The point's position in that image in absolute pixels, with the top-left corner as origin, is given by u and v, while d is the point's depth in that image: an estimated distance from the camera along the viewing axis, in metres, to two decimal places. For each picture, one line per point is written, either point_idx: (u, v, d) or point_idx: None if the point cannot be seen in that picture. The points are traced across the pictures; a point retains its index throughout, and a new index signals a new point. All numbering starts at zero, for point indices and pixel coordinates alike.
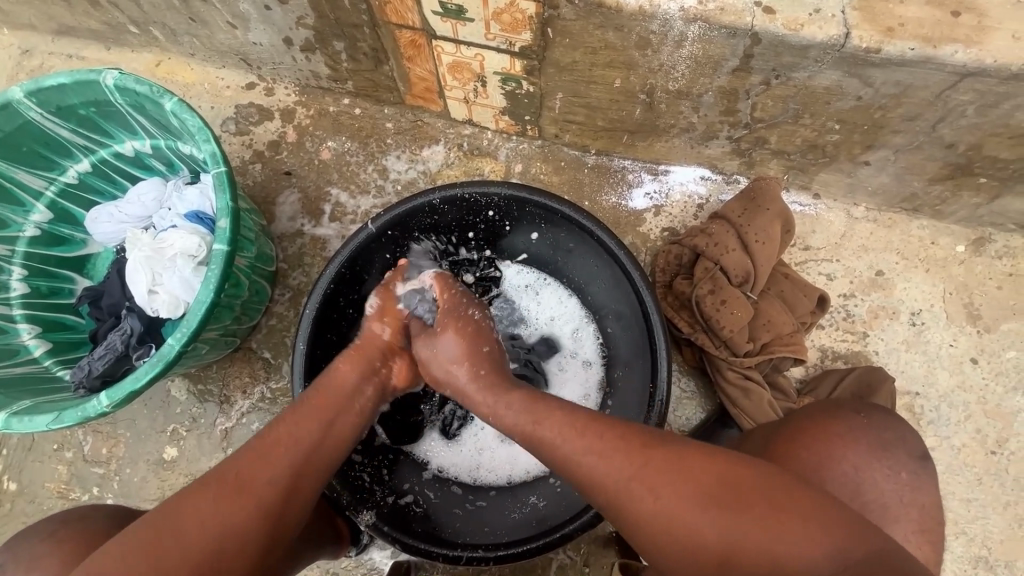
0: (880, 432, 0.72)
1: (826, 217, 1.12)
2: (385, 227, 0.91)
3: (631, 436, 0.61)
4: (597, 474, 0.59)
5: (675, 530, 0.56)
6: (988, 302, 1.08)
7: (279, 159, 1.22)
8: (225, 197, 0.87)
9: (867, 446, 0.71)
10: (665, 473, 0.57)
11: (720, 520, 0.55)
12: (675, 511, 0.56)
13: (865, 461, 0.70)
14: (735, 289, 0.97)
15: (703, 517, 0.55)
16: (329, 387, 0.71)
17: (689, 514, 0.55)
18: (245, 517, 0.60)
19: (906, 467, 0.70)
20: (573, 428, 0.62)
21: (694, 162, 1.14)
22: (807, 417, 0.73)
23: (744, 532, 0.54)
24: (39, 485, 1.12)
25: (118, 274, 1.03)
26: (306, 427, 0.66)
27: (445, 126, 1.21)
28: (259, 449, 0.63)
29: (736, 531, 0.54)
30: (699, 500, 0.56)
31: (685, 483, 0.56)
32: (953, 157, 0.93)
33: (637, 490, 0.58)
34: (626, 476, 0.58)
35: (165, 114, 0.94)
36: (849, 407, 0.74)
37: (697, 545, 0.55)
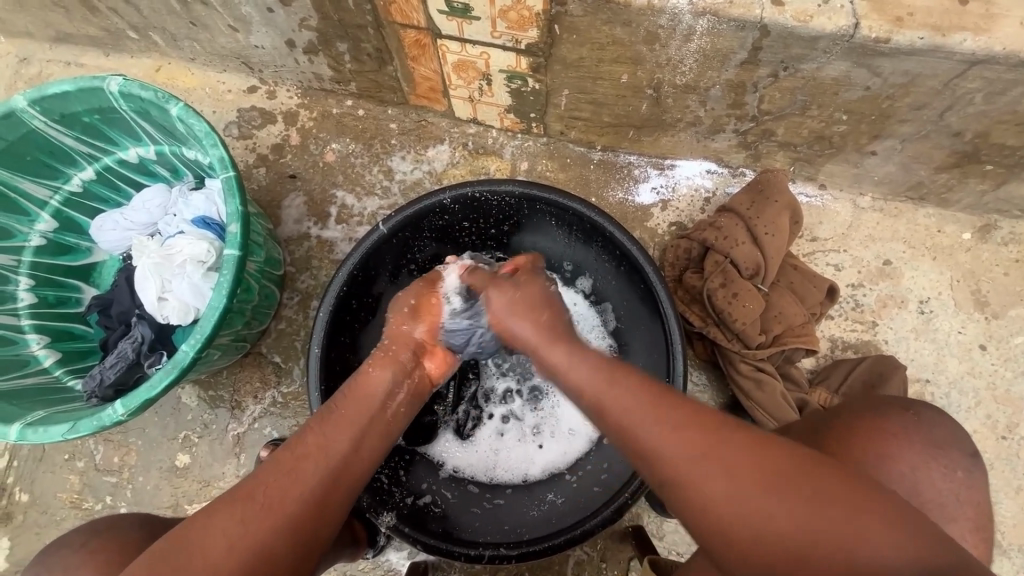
0: (931, 429, 0.71)
1: (833, 207, 1.12)
2: (396, 228, 0.90)
3: (699, 420, 0.59)
4: (657, 447, 0.58)
5: (742, 522, 0.53)
6: (995, 289, 1.08)
7: (283, 162, 1.21)
8: (235, 202, 0.87)
9: (922, 444, 0.70)
10: (732, 452, 0.55)
11: (780, 504, 0.52)
12: (739, 498, 0.53)
13: (920, 462, 0.69)
14: (746, 282, 0.97)
15: (761, 501, 0.52)
16: (363, 388, 0.71)
17: (757, 501, 0.53)
18: (282, 520, 0.58)
19: (961, 466, 0.70)
20: (641, 403, 0.61)
21: (700, 155, 1.14)
22: (857, 418, 0.72)
23: (805, 519, 0.50)
24: (51, 496, 1.12)
25: (126, 282, 1.02)
26: (339, 434, 0.66)
27: (449, 125, 1.21)
28: (291, 457, 0.62)
29: (803, 517, 0.51)
30: (768, 485, 0.53)
31: (751, 464, 0.54)
32: (960, 145, 0.93)
33: (699, 470, 0.55)
34: (691, 453, 0.56)
35: (170, 120, 0.93)
36: (897, 404, 0.73)
37: (752, 526, 0.52)
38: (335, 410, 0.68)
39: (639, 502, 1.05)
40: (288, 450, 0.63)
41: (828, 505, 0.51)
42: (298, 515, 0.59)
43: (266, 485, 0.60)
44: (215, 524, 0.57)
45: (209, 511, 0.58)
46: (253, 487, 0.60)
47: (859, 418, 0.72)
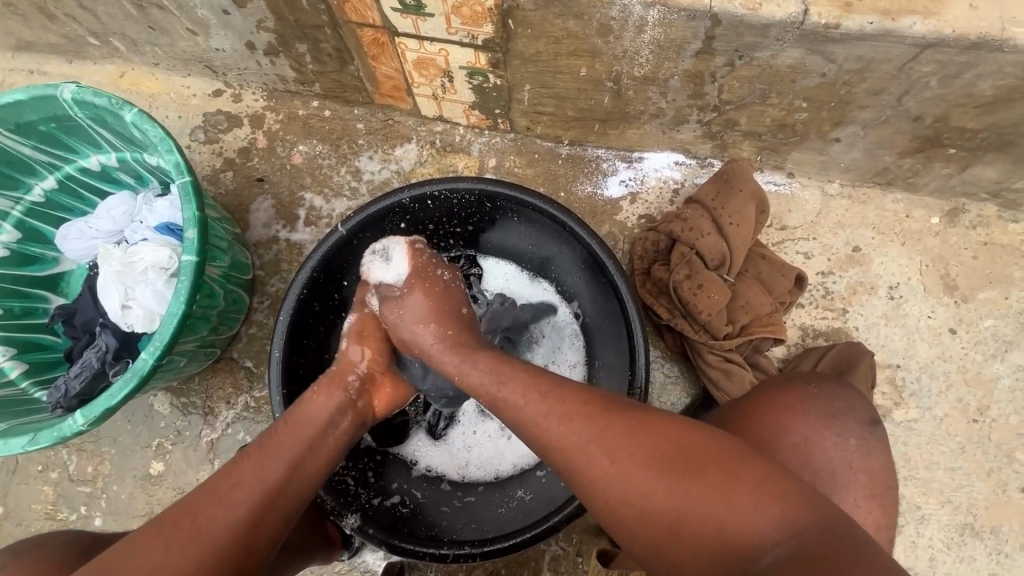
0: (830, 402, 0.73)
1: (801, 195, 1.12)
2: (357, 229, 0.90)
3: (592, 404, 0.61)
4: (554, 436, 0.60)
5: (638, 508, 0.55)
6: (964, 272, 1.08)
7: (250, 165, 1.20)
8: (192, 207, 0.86)
9: (815, 413, 0.71)
10: (621, 435, 0.57)
11: (668, 488, 0.54)
12: (632, 487, 0.55)
13: (814, 432, 0.71)
14: (711, 272, 0.97)
15: (653, 484, 0.54)
16: (304, 415, 0.71)
17: (648, 480, 0.55)
18: (209, 545, 0.58)
19: (854, 434, 0.71)
20: (538, 392, 0.63)
21: (667, 147, 1.13)
22: (758, 393, 0.74)
23: (689, 498, 0.53)
24: (26, 507, 1.11)
25: (90, 290, 1.01)
26: (273, 460, 0.65)
27: (415, 124, 1.20)
28: (222, 484, 0.62)
29: (690, 498, 0.53)
30: (655, 466, 0.55)
31: (642, 446, 0.56)
32: (921, 129, 0.93)
33: (594, 457, 0.57)
34: (584, 436, 0.58)
35: (126, 126, 0.93)
36: (800, 380, 0.75)
37: (647, 511, 0.54)
38: (274, 435, 0.68)
39: None
40: (219, 474, 0.63)
41: (706, 479, 0.53)
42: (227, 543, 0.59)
43: (192, 512, 0.59)
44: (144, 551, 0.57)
45: (135, 543, 0.58)
46: (180, 516, 0.59)
47: (758, 395, 0.74)
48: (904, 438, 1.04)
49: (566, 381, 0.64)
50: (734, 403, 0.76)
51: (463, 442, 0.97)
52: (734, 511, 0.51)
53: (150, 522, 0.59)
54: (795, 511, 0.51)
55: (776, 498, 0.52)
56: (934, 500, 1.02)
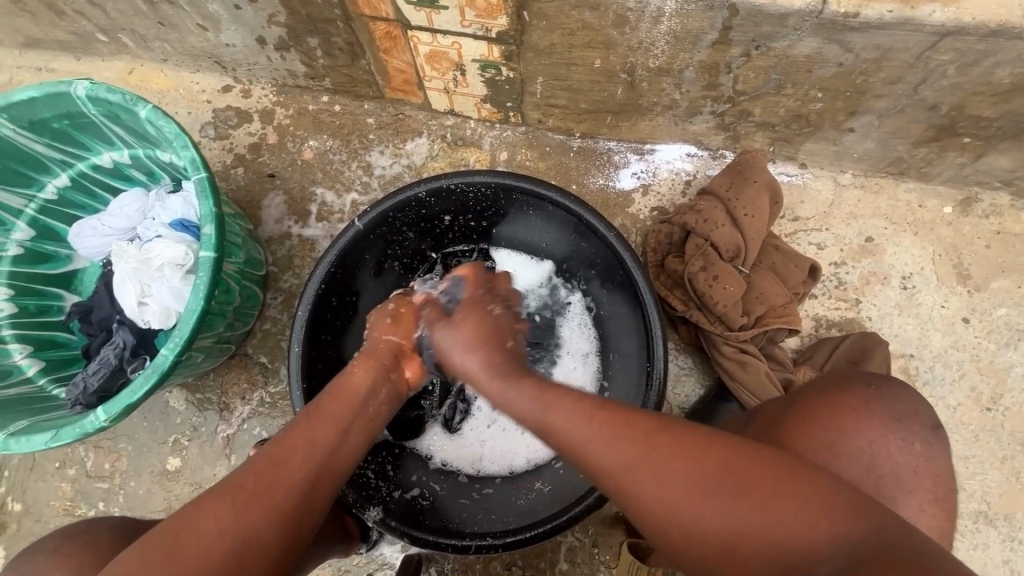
0: (892, 404, 0.72)
1: (814, 186, 1.12)
2: (373, 223, 0.90)
3: (631, 426, 0.60)
4: (595, 461, 0.59)
5: (691, 526, 0.55)
6: (977, 261, 1.08)
7: (261, 161, 1.20)
8: (209, 203, 0.86)
9: (880, 416, 0.71)
10: (666, 455, 0.57)
11: (721, 509, 0.54)
12: (683, 504, 0.55)
13: (878, 435, 0.70)
14: (727, 264, 0.97)
15: (706, 508, 0.55)
16: (348, 388, 0.71)
17: (698, 500, 0.55)
18: (264, 522, 0.57)
19: (920, 438, 0.71)
20: (583, 412, 0.62)
21: (679, 139, 1.13)
22: (818, 392, 0.74)
23: (744, 519, 0.53)
24: (44, 504, 1.12)
25: (106, 288, 1.02)
26: (324, 427, 0.65)
27: (426, 118, 1.20)
28: (278, 449, 0.62)
29: (747, 519, 0.53)
30: (706, 485, 0.55)
31: (687, 466, 0.56)
32: (936, 118, 0.93)
33: (643, 478, 0.57)
34: (628, 462, 0.58)
35: (140, 123, 0.92)
36: (859, 380, 0.74)
37: (701, 528, 0.55)
38: (323, 404, 0.68)
39: None
40: (273, 441, 0.63)
41: (759, 499, 0.54)
42: (284, 518, 0.58)
43: (248, 485, 0.58)
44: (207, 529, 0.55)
45: (196, 509, 0.57)
46: (242, 478, 0.59)
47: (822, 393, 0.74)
48: None
49: (605, 404, 0.63)
50: (790, 398, 0.76)
51: (478, 435, 0.98)
52: (787, 525, 0.52)
53: (200, 498, 0.58)
54: (847, 524, 0.52)
55: (828, 507, 0.53)
56: None
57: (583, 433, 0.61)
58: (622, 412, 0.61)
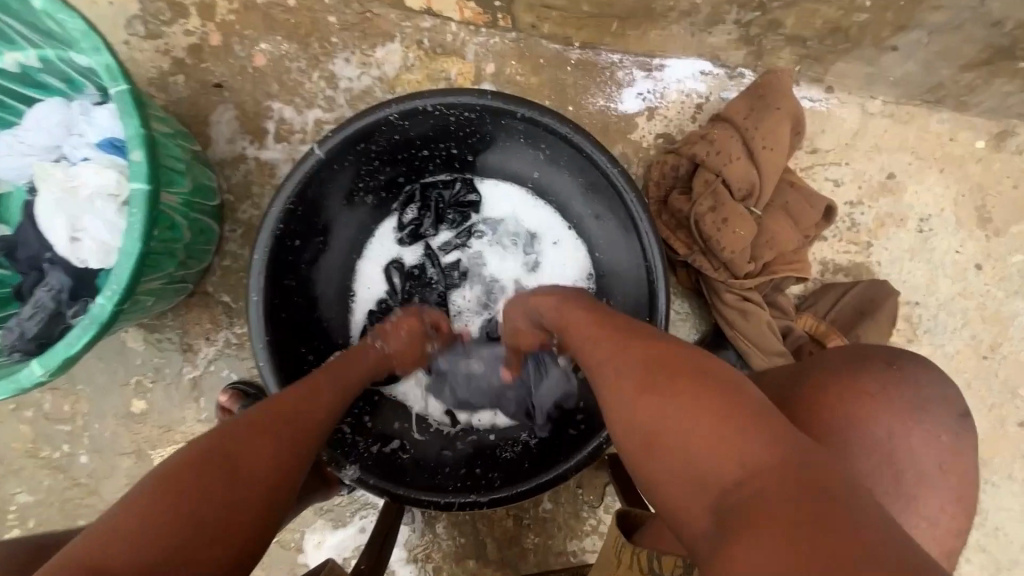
0: (923, 391, 0.62)
1: (838, 113, 1.00)
2: (336, 151, 0.76)
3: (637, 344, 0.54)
4: (588, 353, 0.59)
5: (628, 417, 0.49)
6: (1001, 203, 1.00)
7: (204, 67, 1.02)
8: (134, 122, 0.71)
9: (902, 405, 0.61)
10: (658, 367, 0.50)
11: (660, 401, 0.47)
12: (628, 397, 0.50)
13: (896, 425, 0.61)
14: (738, 204, 0.87)
15: (650, 397, 0.48)
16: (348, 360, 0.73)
17: (642, 394, 0.49)
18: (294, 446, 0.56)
19: (945, 428, 0.62)
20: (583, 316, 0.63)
21: (694, 53, 0.98)
22: (827, 376, 0.62)
23: (681, 416, 0.46)
24: (4, 446, 1.06)
25: (32, 219, 0.88)
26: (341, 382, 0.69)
27: (399, 18, 1.01)
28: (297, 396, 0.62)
29: (683, 420, 0.45)
30: (656, 381, 0.49)
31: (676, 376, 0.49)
32: (995, 36, 0.80)
33: (612, 369, 0.54)
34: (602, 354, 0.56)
35: (37, 14, 0.75)
36: (882, 359, 0.63)
37: (635, 416, 0.49)
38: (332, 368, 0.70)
39: None
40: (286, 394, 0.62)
41: (705, 405, 0.45)
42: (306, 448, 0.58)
43: (282, 415, 0.59)
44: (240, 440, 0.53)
45: (227, 434, 0.53)
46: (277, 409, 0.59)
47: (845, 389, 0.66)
48: None
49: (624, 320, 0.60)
50: (795, 374, 0.65)
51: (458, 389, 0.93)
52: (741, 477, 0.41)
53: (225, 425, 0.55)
54: (796, 470, 0.40)
55: (773, 446, 0.42)
56: None
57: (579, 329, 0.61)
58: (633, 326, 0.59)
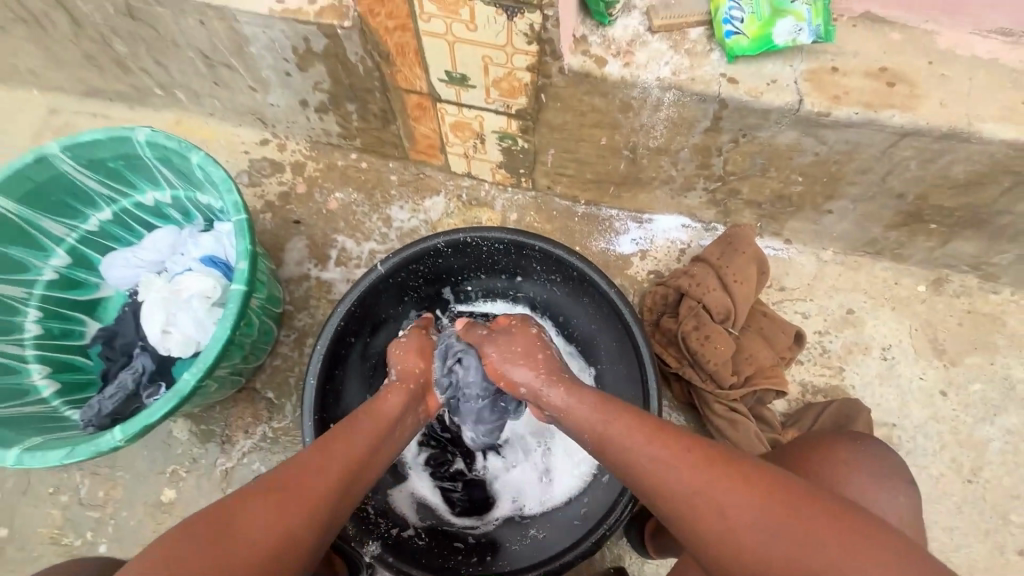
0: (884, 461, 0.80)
1: (798, 260, 1.21)
2: (393, 268, 0.97)
3: (637, 425, 0.68)
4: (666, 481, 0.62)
5: (726, 536, 0.58)
6: (951, 338, 1.16)
7: (289, 208, 1.30)
8: (244, 241, 0.94)
9: (867, 471, 0.79)
10: (662, 444, 0.65)
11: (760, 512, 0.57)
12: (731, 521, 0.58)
13: (869, 484, 0.78)
14: (718, 325, 1.04)
15: (755, 517, 0.57)
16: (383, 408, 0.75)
17: (743, 516, 0.58)
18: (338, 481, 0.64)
19: (902, 491, 0.79)
20: (643, 431, 0.66)
21: (675, 211, 1.24)
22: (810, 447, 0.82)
23: (782, 524, 0.56)
24: (32, 531, 1.11)
25: (133, 314, 1.07)
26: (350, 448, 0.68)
27: (445, 178, 1.31)
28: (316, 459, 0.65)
29: (777, 521, 0.56)
30: (751, 497, 0.58)
31: (683, 456, 0.63)
32: (904, 205, 1.03)
33: (699, 502, 0.60)
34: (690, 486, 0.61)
35: (190, 166, 1.02)
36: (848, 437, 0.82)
37: (734, 535, 0.57)
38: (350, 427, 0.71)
39: (621, 542, 1.05)
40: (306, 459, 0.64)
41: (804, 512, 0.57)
42: (339, 481, 0.64)
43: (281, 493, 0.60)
44: (300, 477, 0.62)
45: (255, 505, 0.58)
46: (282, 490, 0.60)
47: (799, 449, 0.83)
48: None
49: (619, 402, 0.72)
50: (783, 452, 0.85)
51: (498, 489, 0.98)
52: (766, 524, 0.57)
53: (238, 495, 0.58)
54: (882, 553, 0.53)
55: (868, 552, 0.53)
56: None
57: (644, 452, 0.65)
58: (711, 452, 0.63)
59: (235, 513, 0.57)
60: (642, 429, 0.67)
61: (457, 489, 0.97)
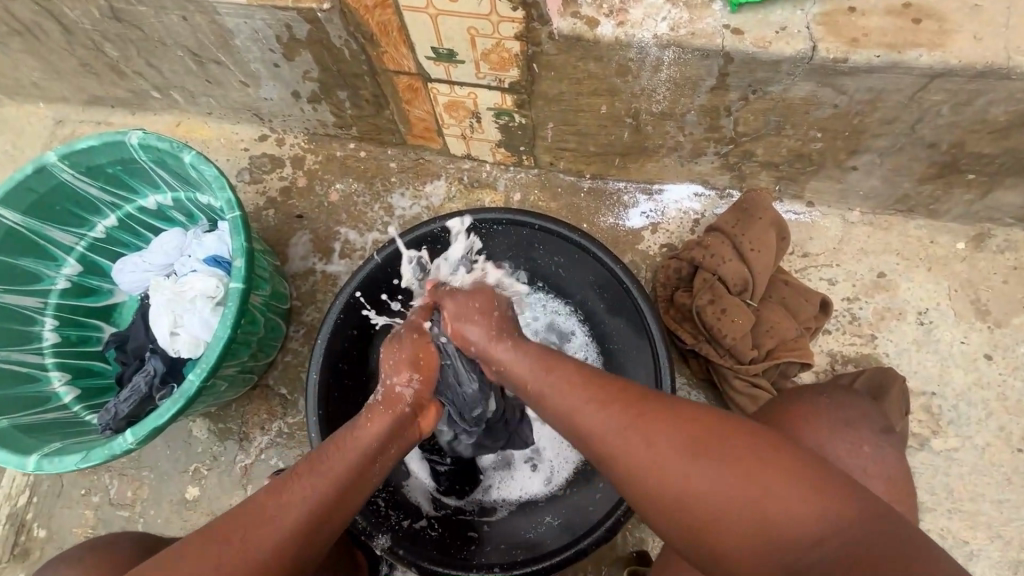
0: (846, 411, 0.74)
1: (822, 223, 1.14)
2: (390, 257, 0.94)
3: (623, 397, 0.63)
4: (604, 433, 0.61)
5: (668, 487, 0.57)
6: (995, 297, 1.07)
7: (291, 203, 1.28)
8: (240, 239, 0.93)
9: (838, 422, 0.73)
10: (652, 424, 0.59)
11: (700, 469, 0.56)
12: (672, 472, 0.57)
13: (842, 441, 0.72)
14: (734, 297, 0.99)
15: (691, 469, 0.56)
16: (351, 440, 0.67)
17: (682, 466, 0.57)
18: (292, 530, 0.60)
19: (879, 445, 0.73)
20: (584, 388, 0.64)
21: (686, 179, 1.17)
22: (793, 402, 0.76)
23: (723, 478, 0.55)
24: (68, 531, 1.14)
25: (143, 318, 1.08)
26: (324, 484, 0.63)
27: (445, 162, 1.27)
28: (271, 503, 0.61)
29: (715, 471, 0.55)
30: (689, 451, 0.57)
31: (680, 435, 0.58)
32: (937, 156, 0.95)
33: (633, 446, 0.59)
34: (627, 436, 0.60)
35: (184, 167, 1.01)
36: (816, 389, 0.77)
37: (673, 483, 0.57)
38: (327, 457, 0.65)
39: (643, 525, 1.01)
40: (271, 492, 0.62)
41: (746, 466, 0.55)
42: (291, 543, 0.60)
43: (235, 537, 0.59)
44: (247, 521, 0.59)
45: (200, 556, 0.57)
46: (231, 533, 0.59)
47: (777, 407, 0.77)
48: (945, 468, 1.00)
49: (603, 376, 0.65)
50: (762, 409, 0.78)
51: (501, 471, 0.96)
52: (774, 493, 0.53)
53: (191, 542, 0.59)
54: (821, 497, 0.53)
55: (810, 490, 0.53)
56: (982, 535, 0.97)
57: (591, 414, 0.62)
58: (645, 402, 0.61)
59: (172, 571, 0.56)
60: (577, 388, 0.65)
61: (455, 471, 0.95)
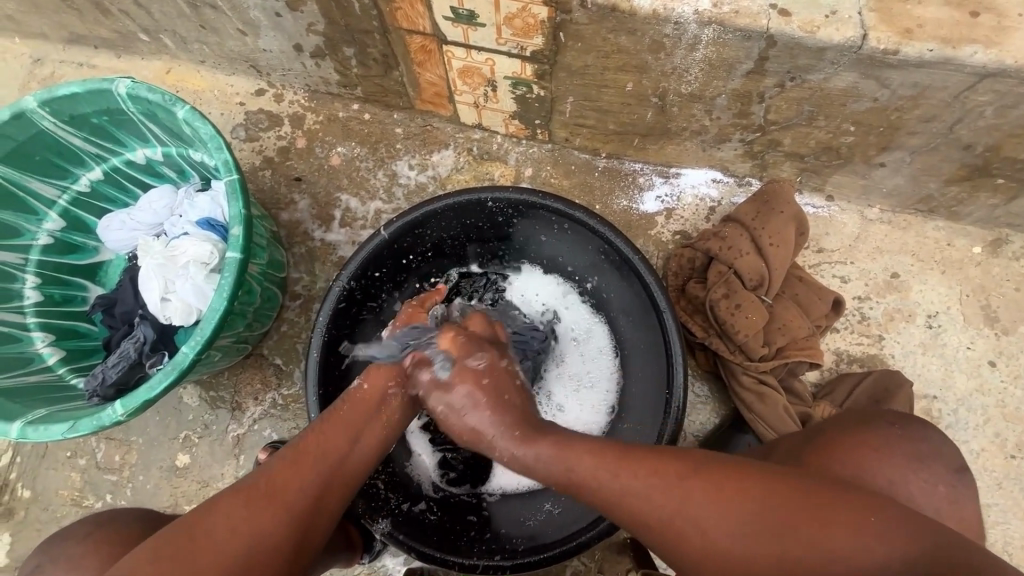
0: (914, 443, 0.73)
1: (840, 219, 1.11)
2: (398, 233, 0.90)
3: (667, 469, 0.60)
4: (656, 517, 0.58)
5: (739, 559, 0.55)
6: (1005, 304, 1.06)
7: (289, 165, 1.21)
8: (238, 204, 0.87)
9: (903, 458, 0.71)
10: (711, 501, 0.57)
11: (767, 539, 0.54)
12: (739, 544, 0.55)
13: (900, 472, 0.70)
14: (749, 293, 0.97)
15: (758, 544, 0.54)
16: (361, 397, 0.72)
17: (744, 541, 0.55)
18: (312, 484, 0.62)
19: (941, 479, 0.71)
20: (622, 467, 0.61)
21: (705, 164, 1.12)
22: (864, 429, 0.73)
23: (798, 544, 0.54)
24: (53, 492, 1.12)
25: (131, 281, 1.03)
26: (338, 439, 0.67)
27: (454, 130, 1.20)
28: (293, 455, 0.64)
29: (788, 537, 0.54)
30: (752, 523, 0.55)
31: (735, 511, 0.56)
32: (970, 158, 0.92)
33: (683, 526, 0.57)
34: (674, 510, 0.58)
35: (177, 123, 0.94)
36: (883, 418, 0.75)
37: (741, 559, 0.55)
38: (337, 415, 0.69)
39: None
40: (291, 447, 0.65)
41: (811, 529, 0.54)
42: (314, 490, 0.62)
43: (261, 489, 0.60)
44: (271, 481, 0.61)
45: (219, 509, 0.58)
46: (253, 485, 0.60)
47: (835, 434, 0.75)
48: None
49: (630, 447, 0.63)
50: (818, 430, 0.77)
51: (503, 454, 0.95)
52: (836, 541, 0.53)
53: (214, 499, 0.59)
54: (896, 541, 0.52)
55: (879, 533, 0.53)
56: None
57: (645, 503, 0.59)
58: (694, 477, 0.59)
59: (204, 522, 0.57)
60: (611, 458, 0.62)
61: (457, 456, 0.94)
